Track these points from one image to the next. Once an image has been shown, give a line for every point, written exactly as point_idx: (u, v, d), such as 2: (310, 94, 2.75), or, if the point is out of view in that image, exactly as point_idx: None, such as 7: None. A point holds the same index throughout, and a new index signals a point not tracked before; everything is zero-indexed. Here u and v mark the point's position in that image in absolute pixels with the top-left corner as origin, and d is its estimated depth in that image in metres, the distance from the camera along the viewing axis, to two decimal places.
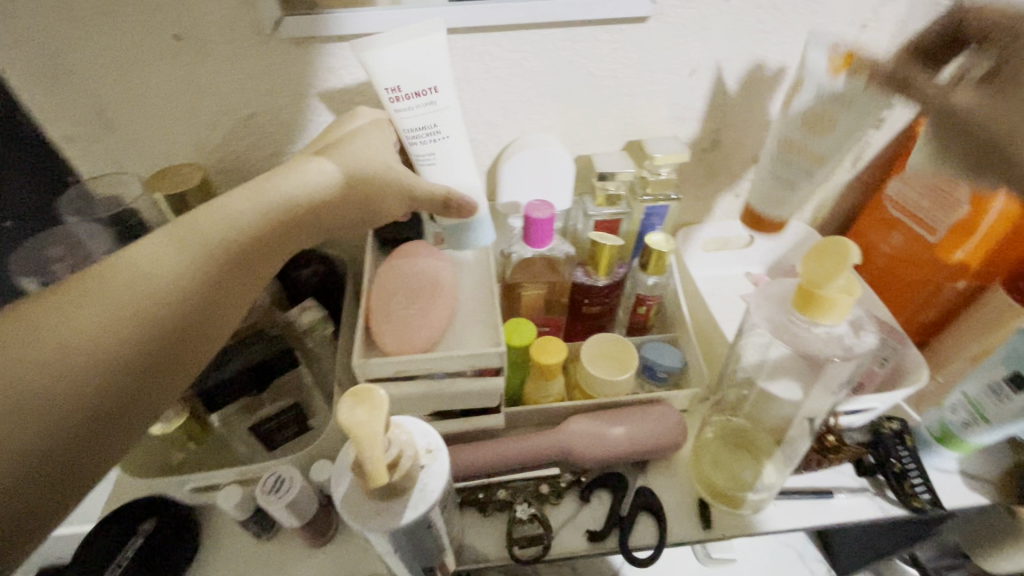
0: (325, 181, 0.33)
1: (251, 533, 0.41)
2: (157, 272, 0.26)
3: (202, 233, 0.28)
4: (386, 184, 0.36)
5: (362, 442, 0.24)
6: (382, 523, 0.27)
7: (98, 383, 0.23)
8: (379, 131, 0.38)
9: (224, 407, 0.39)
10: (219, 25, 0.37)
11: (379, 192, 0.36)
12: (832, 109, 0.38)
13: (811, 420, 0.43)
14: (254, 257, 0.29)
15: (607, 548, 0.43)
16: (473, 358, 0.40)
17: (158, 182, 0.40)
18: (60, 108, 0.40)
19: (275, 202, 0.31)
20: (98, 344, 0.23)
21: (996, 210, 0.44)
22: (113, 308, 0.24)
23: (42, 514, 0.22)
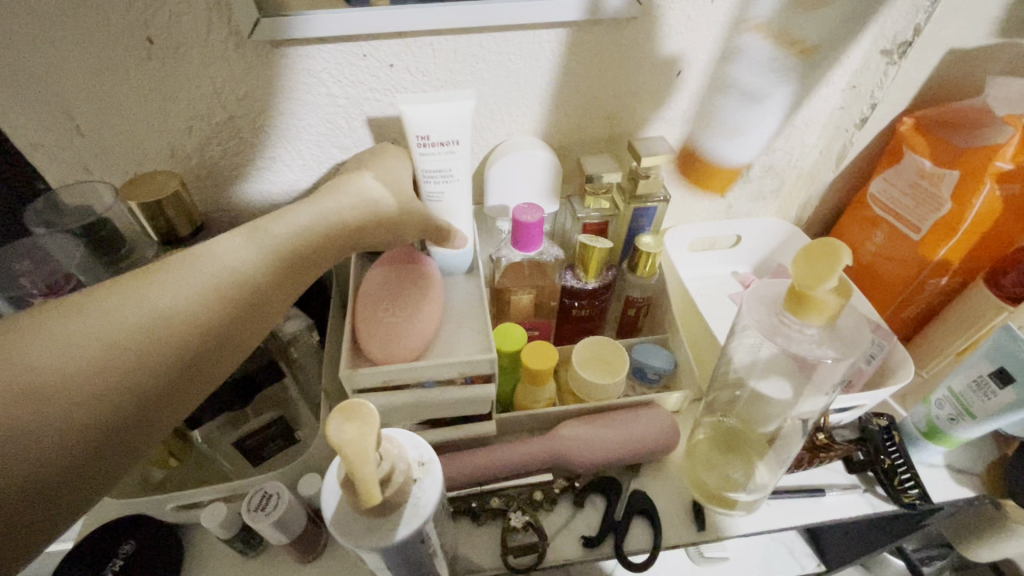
0: (370, 199, 0.35)
1: (238, 551, 0.39)
2: (231, 265, 0.28)
3: (273, 233, 0.30)
4: (410, 212, 0.38)
5: (354, 461, 0.23)
6: (376, 541, 0.27)
7: (168, 361, 0.25)
8: (394, 165, 0.40)
9: (209, 420, 0.39)
10: (193, 26, 0.36)
11: (405, 216, 0.38)
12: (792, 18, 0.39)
13: (805, 420, 0.43)
14: (310, 264, 0.32)
15: (603, 554, 0.43)
16: (462, 366, 0.39)
17: (132, 190, 0.38)
18: (26, 112, 0.38)
19: (326, 216, 0.33)
20: (170, 330, 0.25)
21: (977, 207, 0.44)
22: (192, 293, 0.26)
23: (94, 482, 0.23)
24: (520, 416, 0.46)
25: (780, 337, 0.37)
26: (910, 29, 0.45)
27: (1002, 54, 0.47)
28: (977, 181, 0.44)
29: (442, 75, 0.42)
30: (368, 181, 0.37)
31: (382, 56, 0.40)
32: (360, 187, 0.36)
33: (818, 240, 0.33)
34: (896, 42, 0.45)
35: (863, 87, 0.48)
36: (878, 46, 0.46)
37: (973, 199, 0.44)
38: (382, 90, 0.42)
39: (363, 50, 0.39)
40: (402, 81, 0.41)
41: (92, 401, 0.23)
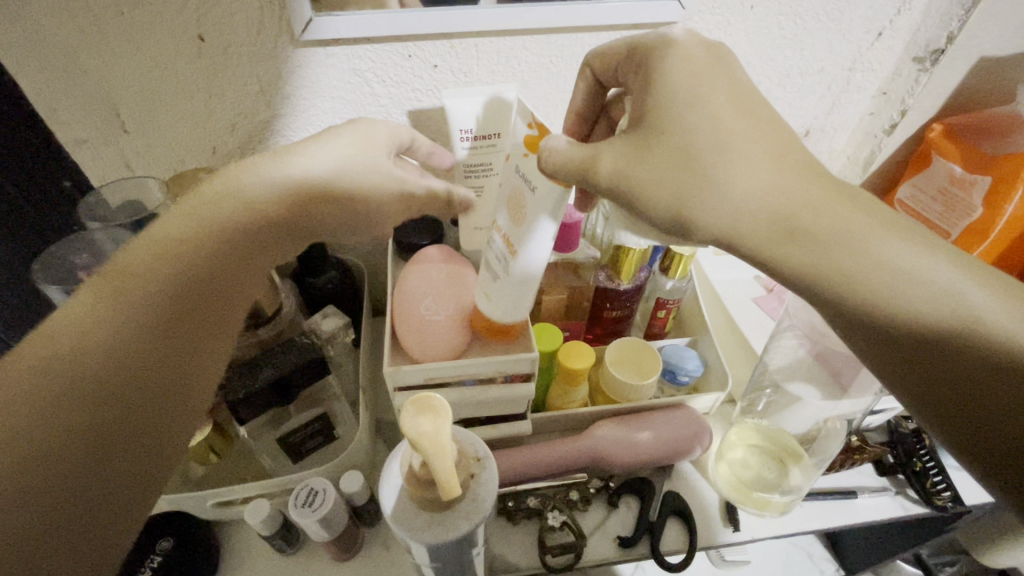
0: (318, 173, 0.34)
1: (276, 548, 0.39)
2: (92, 327, 0.25)
3: (133, 271, 0.27)
4: (371, 181, 0.36)
5: (429, 453, 0.23)
6: (439, 534, 0.27)
7: (76, 435, 0.23)
8: (371, 136, 0.37)
9: (251, 420, 0.36)
10: (246, 26, 0.36)
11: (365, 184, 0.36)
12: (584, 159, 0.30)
13: (849, 421, 0.45)
14: (199, 275, 0.29)
15: (638, 554, 0.43)
16: (504, 364, 0.39)
17: (178, 186, 0.39)
18: (74, 110, 0.38)
19: (207, 226, 0.30)
20: (54, 415, 0.23)
21: (1008, 213, 0.46)
22: (54, 375, 0.24)
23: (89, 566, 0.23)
24: (554, 416, 0.46)
25: None
26: (942, 37, 0.46)
27: None
28: (1008, 188, 0.45)
29: (485, 76, 0.42)
30: (318, 156, 0.34)
31: (426, 56, 0.40)
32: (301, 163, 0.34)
33: None
34: (927, 50, 0.46)
35: (893, 94, 0.50)
36: (909, 53, 0.47)
37: (1004, 206, 0.46)
38: (426, 90, 0.42)
39: (408, 50, 0.39)
40: (445, 81, 0.42)
41: (59, 431, 0.23)
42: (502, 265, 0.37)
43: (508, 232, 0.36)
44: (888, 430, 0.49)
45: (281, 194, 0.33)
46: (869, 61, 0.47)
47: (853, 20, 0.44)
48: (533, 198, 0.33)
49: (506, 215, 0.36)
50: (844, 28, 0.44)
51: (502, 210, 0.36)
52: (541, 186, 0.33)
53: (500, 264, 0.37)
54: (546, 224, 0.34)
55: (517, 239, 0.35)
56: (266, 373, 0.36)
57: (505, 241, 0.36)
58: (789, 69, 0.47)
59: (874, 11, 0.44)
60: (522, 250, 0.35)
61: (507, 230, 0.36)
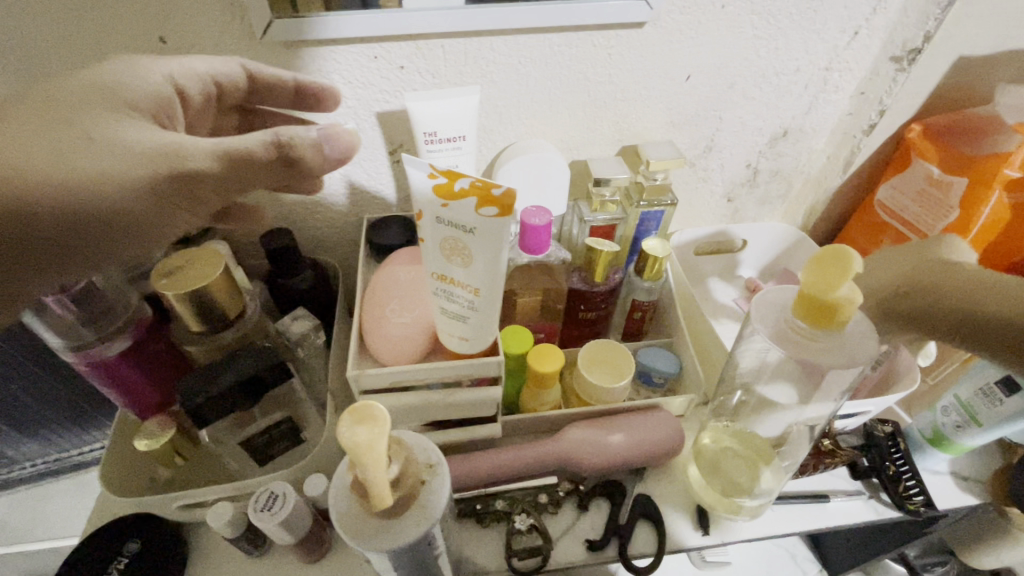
0: (37, 158, 0.27)
1: (242, 551, 0.39)
2: None
3: None
4: (120, 159, 0.28)
5: (366, 462, 0.23)
6: (385, 543, 0.27)
7: None
8: (87, 91, 0.29)
9: (215, 422, 0.36)
10: (207, 26, 0.36)
11: (127, 158, 0.28)
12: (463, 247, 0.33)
13: (812, 428, 0.43)
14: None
15: (606, 558, 0.43)
16: (471, 369, 0.39)
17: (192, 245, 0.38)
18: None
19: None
20: None
21: (987, 211, 0.47)
22: None
23: None
24: (525, 418, 0.46)
25: (791, 345, 0.34)
26: (920, 36, 0.45)
27: (1011, 60, 0.48)
28: (985, 191, 0.46)
29: (452, 77, 0.42)
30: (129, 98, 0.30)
31: (392, 58, 0.40)
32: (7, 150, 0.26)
33: (832, 246, 0.31)
34: (905, 49, 0.46)
35: (871, 94, 0.49)
36: (886, 53, 0.46)
37: (980, 209, 0.46)
38: (393, 93, 0.42)
39: (374, 52, 0.39)
40: (412, 82, 0.41)
41: None
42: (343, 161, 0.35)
43: (297, 139, 0.31)
44: (863, 433, 0.49)
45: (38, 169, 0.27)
46: (846, 60, 0.46)
47: (828, 20, 0.44)
48: (472, 240, 0.32)
49: (446, 261, 0.34)
50: (820, 28, 0.44)
51: (437, 257, 0.34)
52: (477, 223, 0.31)
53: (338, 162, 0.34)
54: (490, 260, 0.33)
55: (206, 159, 0.29)
56: (224, 380, 0.35)
57: (338, 136, 0.33)
58: (765, 70, 0.46)
59: (851, 11, 0.43)
60: (231, 147, 0.30)
61: (261, 137, 0.30)
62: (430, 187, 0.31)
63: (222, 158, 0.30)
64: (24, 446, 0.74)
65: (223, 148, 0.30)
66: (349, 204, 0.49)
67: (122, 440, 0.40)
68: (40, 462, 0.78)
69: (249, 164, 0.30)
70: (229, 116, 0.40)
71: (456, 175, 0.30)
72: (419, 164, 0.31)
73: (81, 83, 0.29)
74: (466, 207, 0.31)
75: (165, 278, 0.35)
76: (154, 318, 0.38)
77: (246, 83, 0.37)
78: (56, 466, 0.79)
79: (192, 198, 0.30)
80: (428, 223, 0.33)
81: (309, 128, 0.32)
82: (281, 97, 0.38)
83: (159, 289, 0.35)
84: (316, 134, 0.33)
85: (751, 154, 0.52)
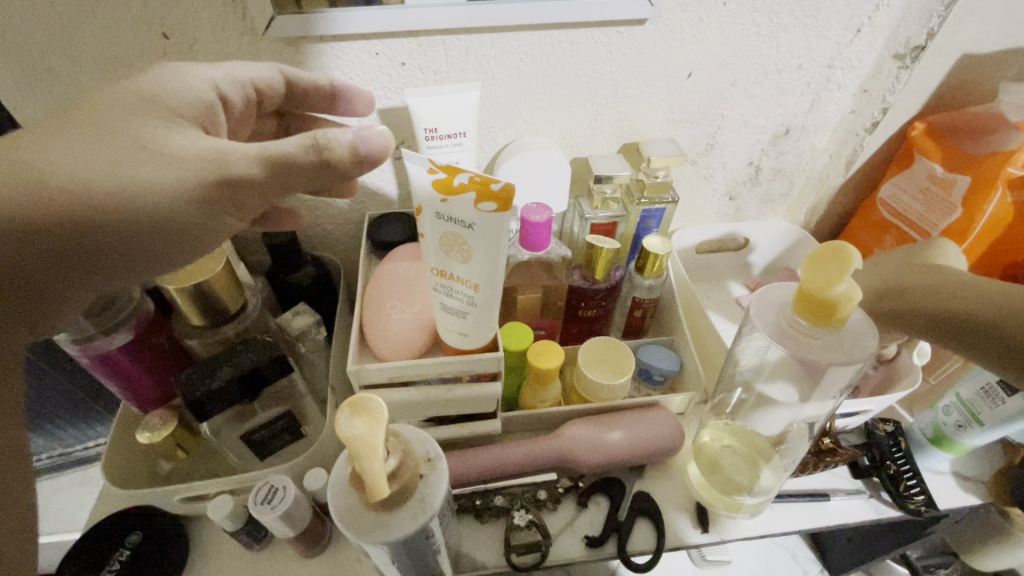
0: (84, 167, 0.25)
1: (242, 544, 0.40)
2: None
3: None
4: (166, 166, 0.27)
5: (363, 454, 0.23)
6: (384, 535, 0.27)
7: None
8: (134, 100, 0.28)
9: (216, 415, 0.37)
10: (209, 23, 0.36)
11: (174, 164, 0.27)
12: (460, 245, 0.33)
13: (811, 424, 0.43)
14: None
15: (605, 554, 0.43)
16: (470, 364, 0.39)
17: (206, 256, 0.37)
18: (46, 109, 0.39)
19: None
20: None
21: (989, 211, 0.46)
22: None
23: None
24: (525, 414, 0.46)
25: (789, 342, 0.34)
26: (923, 33, 0.45)
27: (1014, 58, 0.48)
28: (987, 189, 0.45)
29: (453, 74, 0.42)
30: (162, 105, 0.29)
31: (394, 54, 0.40)
32: (54, 161, 0.25)
33: (834, 244, 0.31)
34: (908, 47, 0.46)
35: (874, 92, 0.49)
36: (889, 51, 0.46)
37: (983, 208, 0.46)
38: (394, 90, 0.42)
39: (375, 48, 0.39)
40: (413, 79, 0.42)
41: None
42: (377, 167, 0.30)
43: (335, 142, 0.28)
44: (864, 432, 0.49)
45: (86, 179, 0.25)
46: (849, 58, 0.46)
47: (831, 18, 0.43)
48: (472, 235, 0.32)
49: (446, 257, 0.34)
50: (823, 26, 0.44)
51: (437, 253, 0.34)
52: (477, 218, 0.31)
53: (372, 169, 0.29)
54: (490, 255, 0.33)
55: (252, 164, 0.27)
56: (225, 374, 0.35)
57: (372, 139, 0.29)
58: (767, 67, 0.46)
59: (853, 9, 0.43)
60: (275, 150, 0.27)
61: (300, 139, 0.28)
62: (430, 182, 0.31)
63: (267, 163, 0.27)
64: (29, 441, 0.75)
65: (267, 151, 0.27)
66: (350, 200, 0.49)
67: (125, 433, 0.40)
68: (45, 457, 0.79)
69: (291, 169, 0.28)
70: (266, 121, 0.40)
71: (455, 170, 0.30)
72: (419, 160, 0.31)
73: (130, 91, 0.28)
74: (465, 202, 0.31)
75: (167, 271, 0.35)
76: (155, 313, 0.39)
77: (284, 89, 0.37)
78: (60, 461, 0.80)
79: (241, 204, 0.29)
80: (427, 218, 0.33)
81: (345, 128, 0.28)
82: (319, 99, 0.38)
83: (161, 283, 0.35)
84: (352, 135, 0.28)
85: (754, 152, 0.52)
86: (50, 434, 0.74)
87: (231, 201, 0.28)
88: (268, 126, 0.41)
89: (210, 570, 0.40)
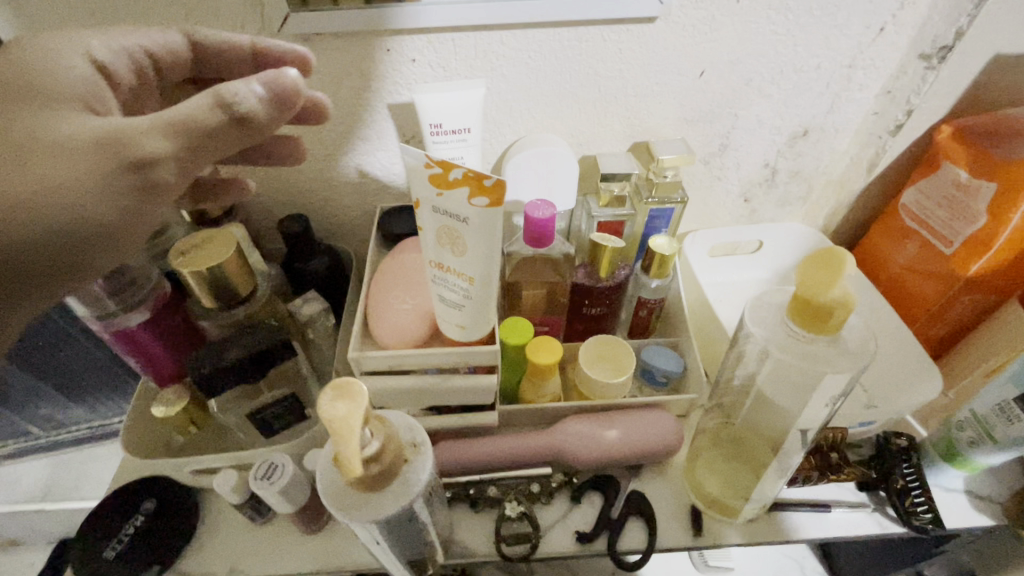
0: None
1: (246, 516, 0.41)
2: None
3: None
4: (66, 165, 0.26)
5: (341, 435, 0.24)
6: (366, 513, 0.28)
7: None
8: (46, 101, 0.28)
9: (223, 392, 0.38)
10: (231, 21, 0.38)
11: (78, 156, 0.26)
12: (453, 239, 0.34)
13: (804, 433, 0.41)
14: None
15: (595, 551, 0.43)
16: (468, 356, 0.40)
17: (209, 248, 0.38)
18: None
19: None
20: None
21: (1013, 225, 0.43)
22: None
23: None
24: (523, 409, 0.46)
25: (786, 347, 0.34)
26: (951, 33, 0.43)
27: None
28: (1014, 197, 0.43)
29: (462, 71, 0.43)
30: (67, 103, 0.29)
31: (404, 51, 0.41)
32: None
33: (834, 250, 0.30)
34: (935, 47, 0.44)
35: (898, 92, 0.47)
36: (915, 51, 0.44)
37: (1009, 217, 0.43)
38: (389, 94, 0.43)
39: (387, 45, 0.40)
40: (423, 75, 0.42)
41: None
42: (296, 112, 0.29)
43: (240, 97, 0.27)
44: (874, 445, 0.47)
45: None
46: (871, 58, 0.45)
47: (851, 16, 0.42)
48: (466, 230, 0.33)
49: (442, 248, 0.35)
50: (843, 23, 0.43)
51: (435, 244, 0.35)
52: (470, 213, 0.32)
53: (292, 114, 0.29)
54: (484, 251, 0.34)
55: (156, 140, 0.26)
56: (232, 355, 0.37)
57: (281, 87, 0.28)
58: (782, 66, 0.45)
59: (875, 6, 0.42)
60: (178, 116, 0.27)
61: (202, 100, 0.27)
62: (426, 175, 0.32)
63: (173, 133, 0.27)
64: (72, 410, 0.80)
65: (168, 122, 0.26)
66: (364, 193, 0.50)
67: (144, 406, 0.43)
68: (86, 426, 0.84)
69: (204, 135, 0.27)
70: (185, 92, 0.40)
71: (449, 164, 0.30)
72: (416, 154, 0.31)
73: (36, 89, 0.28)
74: (459, 197, 0.31)
75: (183, 255, 0.37)
76: (173, 294, 0.41)
77: (189, 53, 0.36)
78: (101, 430, 0.85)
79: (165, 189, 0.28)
80: (425, 211, 0.33)
81: (249, 81, 0.27)
82: (238, 61, 0.36)
83: (177, 267, 0.37)
84: (258, 86, 0.28)
85: (769, 154, 0.51)
86: (92, 405, 0.79)
87: (147, 186, 0.27)
88: (186, 91, 0.39)
89: (217, 542, 0.42)
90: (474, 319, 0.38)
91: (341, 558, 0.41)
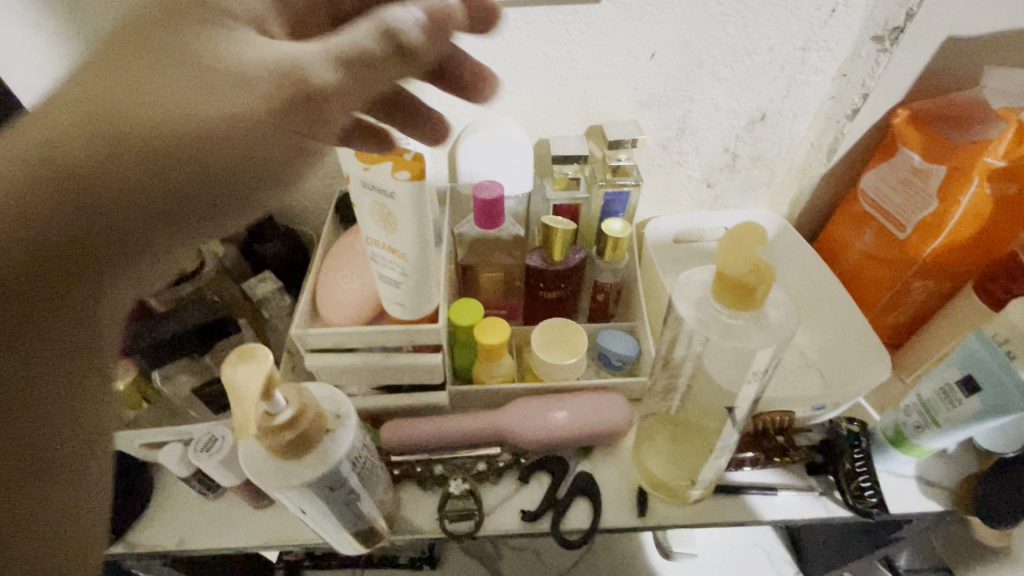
0: (149, 99, 0.23)
1: (196, 491, 0.42)
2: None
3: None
4: (240, 90, 0.23)
5: (241, 395, 0.27)
6: (284, 480, 0.29)
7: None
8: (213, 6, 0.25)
9: (167, 364, 0.39)
10: None
11: (244, 85, 0.24)
12: (385, 215, 0.34)
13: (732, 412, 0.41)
14: (81, 183, 0.22)
15: (540, 530, 0.43)
16: (409, 335, 0.40)
17: None
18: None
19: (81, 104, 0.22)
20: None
21: (962, 208, 0.44)
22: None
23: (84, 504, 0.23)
24: (474, 390, 0.47)
25: (710, 325, 0.34)
26: (902, 14, 0.43)
27: (1008, 41, 0.45)
28: (963, 180, 0.43)
29: None
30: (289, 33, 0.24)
31: None
32: (124, 101, 0.23)
33: (744, 223, 0.30)
34: (887, 28, 0.43)
35: (853, 76, 0.47)
36: (868, 33, 0.44)
37: (959, 198, 0.43)
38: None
39: None
40: None
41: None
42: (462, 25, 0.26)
43: (407, 28, 0.23)
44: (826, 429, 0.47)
45: (132, 129, 0.23)
46: (825, 40, 0.44)
47: None
48: (394, 205, 0.33)
49: (376, 225, 0.35)
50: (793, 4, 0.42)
51: (368, 222, 0.35)
52: (397, 187, 0.33)
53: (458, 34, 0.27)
54: (418, 226, 0.35)
55: (329, 69, 0.23)
56: (170, 328, 0.38)
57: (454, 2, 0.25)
58: (735, 48, 0.44)
59: None
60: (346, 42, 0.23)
61: (370, 30, 0.23)
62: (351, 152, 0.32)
63: (345, 66, 0.23)
64: None
65: (341, 51, 0.23)
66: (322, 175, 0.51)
67: None
68: None
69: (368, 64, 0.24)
70: None
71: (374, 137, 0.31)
72: None
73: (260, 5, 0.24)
74: (384, 171, 0.32)
75: None
76: None
77: None
78: None
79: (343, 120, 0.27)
80: (354, 188, 0.34)
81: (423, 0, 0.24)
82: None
83: None
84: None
85: (728, 138, 0.51)
86: None
87: (314, 119, 0.25)
88: None
89: (168, 516, 0.43)
90: (415, 296, 0.39)
91: (286, 533, 0.42)
